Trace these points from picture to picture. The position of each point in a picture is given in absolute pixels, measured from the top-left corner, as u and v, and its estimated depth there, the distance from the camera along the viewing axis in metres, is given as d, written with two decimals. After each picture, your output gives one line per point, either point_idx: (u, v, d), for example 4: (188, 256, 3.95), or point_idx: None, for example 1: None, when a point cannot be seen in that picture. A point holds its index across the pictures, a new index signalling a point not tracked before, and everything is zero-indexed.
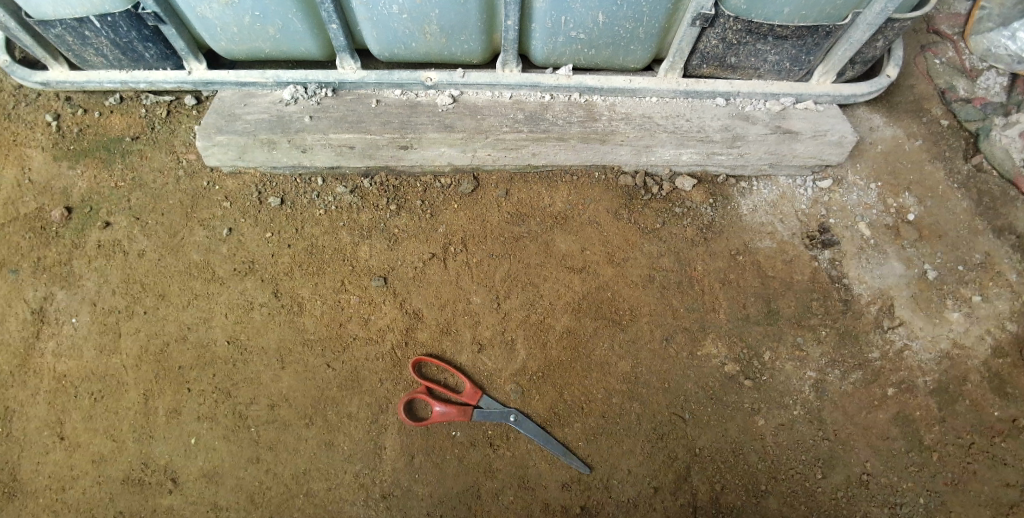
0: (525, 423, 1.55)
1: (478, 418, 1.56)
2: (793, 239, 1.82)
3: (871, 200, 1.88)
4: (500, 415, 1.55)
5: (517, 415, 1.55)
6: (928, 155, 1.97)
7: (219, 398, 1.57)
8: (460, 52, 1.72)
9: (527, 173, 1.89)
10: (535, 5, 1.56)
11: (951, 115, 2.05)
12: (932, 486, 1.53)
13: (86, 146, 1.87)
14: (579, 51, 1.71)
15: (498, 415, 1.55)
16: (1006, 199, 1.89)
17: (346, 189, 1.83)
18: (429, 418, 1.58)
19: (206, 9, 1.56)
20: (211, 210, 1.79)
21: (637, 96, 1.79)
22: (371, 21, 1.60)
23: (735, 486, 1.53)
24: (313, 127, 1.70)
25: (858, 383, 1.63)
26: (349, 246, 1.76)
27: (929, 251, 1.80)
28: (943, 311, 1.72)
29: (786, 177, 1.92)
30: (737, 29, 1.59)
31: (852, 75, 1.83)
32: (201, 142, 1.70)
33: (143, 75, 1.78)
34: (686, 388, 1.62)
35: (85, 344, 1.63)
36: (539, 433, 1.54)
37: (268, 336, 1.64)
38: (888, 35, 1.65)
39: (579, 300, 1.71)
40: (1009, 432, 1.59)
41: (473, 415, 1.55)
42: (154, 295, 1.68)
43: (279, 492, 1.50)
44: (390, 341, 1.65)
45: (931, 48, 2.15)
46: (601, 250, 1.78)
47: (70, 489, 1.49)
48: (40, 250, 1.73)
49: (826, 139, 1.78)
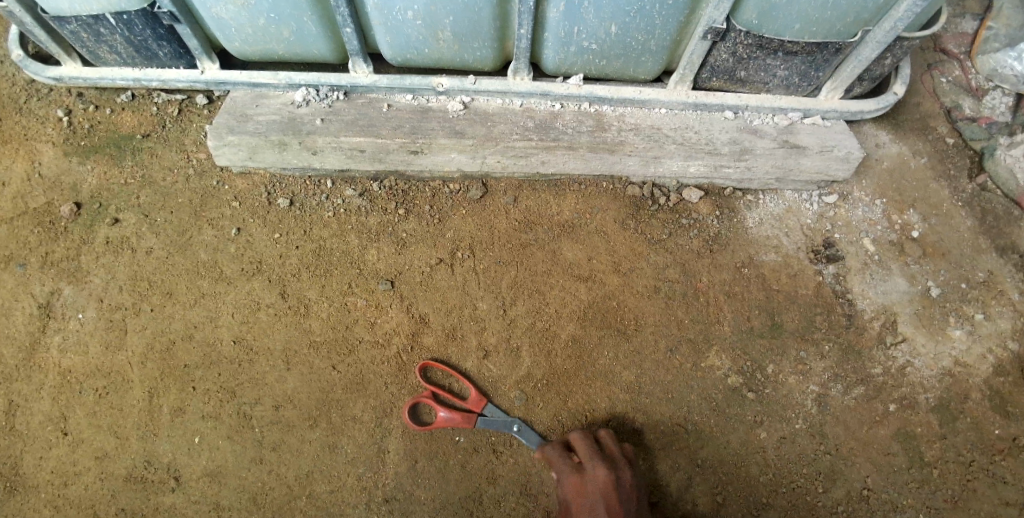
0: (527, 432, 1.54)
1: (481, 424, 1.55)
2: (797, 252, 1.83)
3: (876, 216, 1.89)
4: (502, 423, 1.55)
5: (520, 423, 1.55)
6: (933, 173, 1.98)
7: (224, 398, 1.58)
8: (472, 60, 1.74)
9: (535, 181, 1.90)
10: (549, 15, 1.58)
11: (956, 133, 2.06)
12: (932, 502, 1.54)
13: (97, 142, 1.88)
14: (590, 61, 1.72)
15: (500, 422, 1.55)
16: (1009, 218, 1.91)
17: (354, 192, 1.84)
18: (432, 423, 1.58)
19: (222, 9, 1.57)
20: (220, 210, 1.80)
21: (646, 107, 1.81)
22: (385, 26, 1.61)
23: (737, 498, 1.54)
24: (325, 130, 1.71)
25: (860, 398, 1.64)
26: (358, 249, 1.77)
27: (933, 268, 1.81)
28: (946, 328, 1.73)
29: (793, 191, 1.93)
30: (748, 43, 1.61)
31: (859, 91, 1.84)
32: (212, 142, 1.71)
33: (156, 73, 1.79)
34: (689, 399, 1.62)
35: (91, 340, 1.63)
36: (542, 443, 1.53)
37: (274, 336, 1.65)
38: (897, 52, 1.67)
39: (585, 309, 1.72)
40: (1010, 451, 1.60)
41: (475, 421, 1.55)
42: (161, 293, 1.68)
43: (283, 493, 1.50)
44: (395, 345, 1.66)
45: (938, 67, 2.18)
46: (607, 259, 1.79)
47: (73, 485, 1.49)
48: (48, 245, 1.73)
49: (833, 155, 1.79)
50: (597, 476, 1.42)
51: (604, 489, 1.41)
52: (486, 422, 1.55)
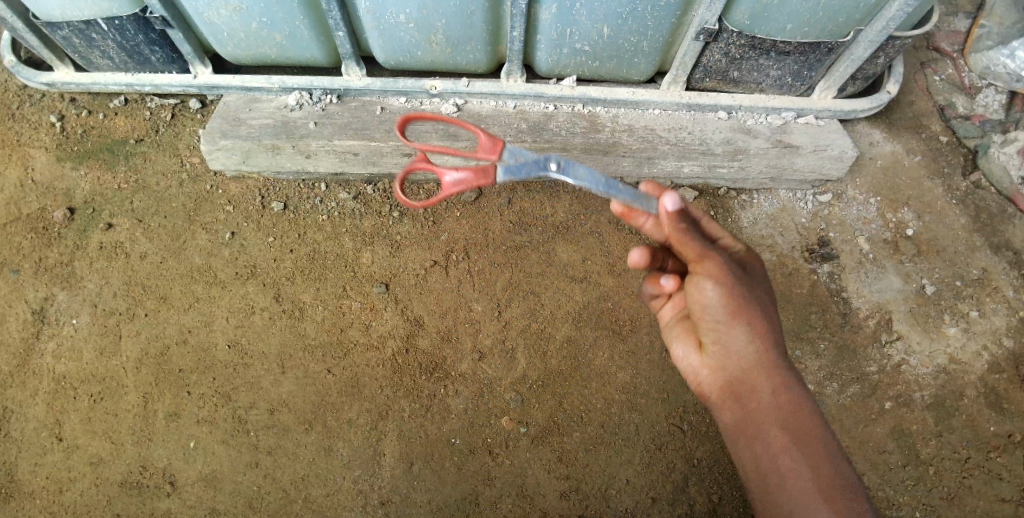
0: (573, 166, 1.17)
1: (505, 178, 1.16)
2: (792, 252, 1.83)
3: (870, 215, 1.89)
4: (638, 206, 1.19)
5: (559, 158, 1.16)
6: (927, 171, 1.98)
7: (219, 402, 1.58)
8: (465, 62, 1.74)
9: (529, 183, 1.90)
10: (541, 17, 1.57)
11: (950, 131, 2.06)
12: (929, 500, 1.55)
13: (90, 147, 1.87)
14: (582, 63, 1.73)
15: (633, 197, 1.18)
16: (1003, 216, 1.91)
17: (349, 195, 1.84)
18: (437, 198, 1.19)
19: (214, 14, 1.57)
20: (214, 214, 1.80)
21: (640, 108, 1.81)
22: (378, 30, 1.61)
23: (732, 497, 1.55)
24: (318, 133, 1.70)
25: (855, 396, 1.64)
26: (352, 253, 1.77)
27: (928, 266, 1.82)
28: (941, 326, 1.73)
29: (787, 191, 1.94)
30: (740, 44, 1.61)
31: (852, 90, 1.84)
32: (206, 146, 1.70)
33: (149, 78, 1.79)
34: (685, 399, 1.63)
35: (86, 345, 1.63)
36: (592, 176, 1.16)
37: (268, 340, 1.65)
38: (889, 51, 1.67)
39: (581, 310, 1.72)
40: (1005, 447, 1.60)
41: (496, 169, 1.16)
42: (155, 298, 1.68)
43: (278, 497, 1.50)
44: (390, 348, 1.65)
45: (931, 65, 2.18)
46: (602, 260, 1.79)
47: (68, 491, 1.49)
48: (41, 251, 1.73)
49: (826, 154, 1.80)
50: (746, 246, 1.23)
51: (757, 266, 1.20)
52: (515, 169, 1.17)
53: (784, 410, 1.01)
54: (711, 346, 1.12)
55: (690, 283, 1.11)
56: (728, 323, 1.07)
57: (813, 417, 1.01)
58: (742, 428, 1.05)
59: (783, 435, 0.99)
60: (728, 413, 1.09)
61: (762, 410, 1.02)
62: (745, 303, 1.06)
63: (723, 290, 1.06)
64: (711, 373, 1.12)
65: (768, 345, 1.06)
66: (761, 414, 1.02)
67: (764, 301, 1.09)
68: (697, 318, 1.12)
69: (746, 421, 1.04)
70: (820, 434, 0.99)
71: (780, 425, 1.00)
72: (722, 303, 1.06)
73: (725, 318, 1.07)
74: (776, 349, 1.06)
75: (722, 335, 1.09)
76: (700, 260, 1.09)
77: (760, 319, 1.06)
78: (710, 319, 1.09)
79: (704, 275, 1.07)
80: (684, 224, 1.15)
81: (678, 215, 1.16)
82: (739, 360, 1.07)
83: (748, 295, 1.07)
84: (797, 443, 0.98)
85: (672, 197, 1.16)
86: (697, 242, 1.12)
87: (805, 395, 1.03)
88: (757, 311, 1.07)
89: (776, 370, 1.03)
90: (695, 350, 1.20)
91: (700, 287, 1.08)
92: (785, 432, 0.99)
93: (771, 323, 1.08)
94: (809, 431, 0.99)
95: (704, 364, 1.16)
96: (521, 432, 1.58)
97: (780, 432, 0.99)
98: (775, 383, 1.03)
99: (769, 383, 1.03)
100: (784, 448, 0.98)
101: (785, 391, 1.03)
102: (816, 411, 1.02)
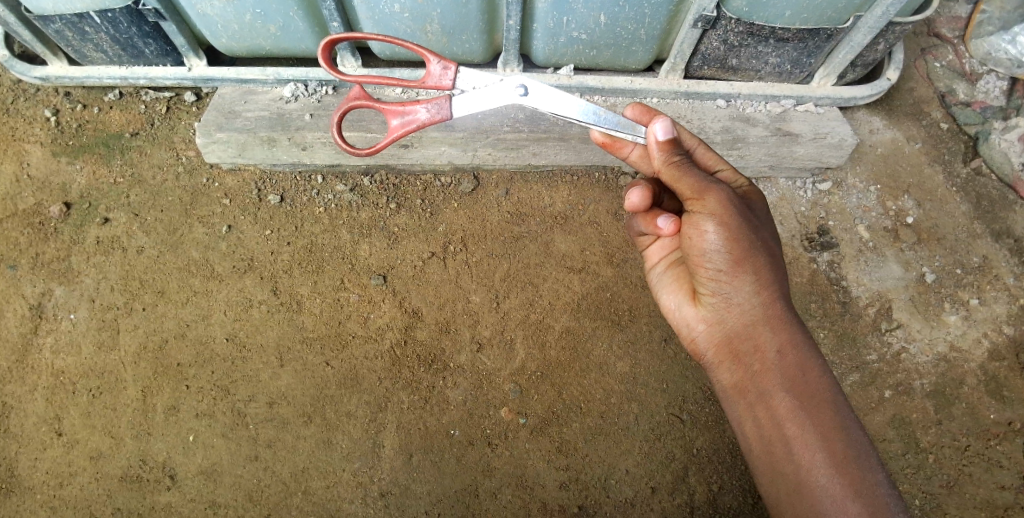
0: (538, 93, 1.16)
1: (460, 111, 1.19)
2: (792, 240, 1.82)
3: (870, 202, 1.88)
4: (622, 135, 1.16)
5: (526, 83, 1.15)
6: (927, 158, 1.97)
7: (218, 396, 1.57)
8: (461, 52, 1.72)
9: (528, 173, 1.89)
10: (536, 6, 1.56)
11: (950, 118, 2.05)
12: (928, 488, 1.55)
13: (85, 142, 1.86)
14: (580, 52, 1.71)
15: (617, 125, 1.15)
16: (1004, 203, 1.90)
17: (346, 187, 1.83)
18: (388, 143, 1.24)
19: (206, 6, 1.55)
20: (210, 207, 1.79)
21: (638, 96, 1.79)
22: (373, 19, 1.60)
23: (733, 487, 1.56)
24: (314, 125, 1.69)
25: (856, 385, 1.64)
26: (349, 244, 1.76)
27: (928, 254, 1.81)
28: (941, 314, 1.73)
29: (786, 179, 1.93)
30: (738, 31, 1.59)
31: (852, 77, 1.83)
32: (201, 139, 1.70)
33: (143, 71, 1.78)
34: (685, 388, 1.63)
35: (83, 340, 1.62)
36: (558, 101, 1.15)
37: (267, 333, 1.64)
38: (888, 38, 1.66)
39: (579, 301, 1.72)
40: (1006, 435, 1.60)
41: (451, 103, 1.18)
42: (153, 292, 1.67)
43: (278, 490, 1.50)
44: (389, 340, 1.65)
45: (931, 52, 2.16)
46: (601, 250, 1.79)
47: (68, 485, 1.49)
48: (39, 246, 1.72)
49: (826, 141, 1.79)
50: (747, 185, 1.20)
51: (757, 204, 1.16)
52: (471, 100, 1.18)
53: (790, 370, 1.01)
54: (710, 298, 1.10)
55: (688, 224, 1.08)
56: (731, 273, 1.05)
57: (820, 377, 1.00)
58: (743, 389, 1.05)
59: (790, 398, 0.99)
60: (729, 369, 1.08)
61: (766, 369, 1.02)
62: (748, 251, 1.03)
63: (724, 233, 1.03)
64: (711, 323, 1.12)
65: (773, 295, 1.05)
66: (764, 375, 1.02)
67: (766, 246, 1.07)
68: (695, 266, 1.10)
69: (749, 381, 1.04)
70: (826, 393, 0.99)
71: (785, 387, 1.00)
72: (724, 248, 1.04)
73: (727, 267, 1.05)
74: (780, 301, 1.05)
75: (723, 287, 1.07)
76: (698, 199, 1.06)
77: (763, 269, 1.05)
78: (710, 267, 1.07)
79: (704, 215, 1.04)
80: (679, 156, 1.12)
81: (671, 145, 1.11)
82: (741, 314, 1.06)
83: (751, 241, 1.04)
84: (804, 406, 0.98)
85: (662, 124, 1.11)
86: (693, 177, 1.08)
87: (810, 352, 1.03)
88: (760, 259, 1.05)
89: (781, 324, 1.04)
90: (690, 302, 1.18)
91: (699, 229, 1.04)
92: (791, 396, 0.99)
93: (774, 273, 1.06)
94: (817, 389, 0.99)
95: (700, 317, 1.15)
96: (521, 423, 1.58)
97: (786, 396, 0.99)
98: (779, 340, 1.03)
99: (774, 340, 1.03)
100: (790, 412, 0.98)
101: (790, 349, 1.02)
102: (824, 369, 1.02)
